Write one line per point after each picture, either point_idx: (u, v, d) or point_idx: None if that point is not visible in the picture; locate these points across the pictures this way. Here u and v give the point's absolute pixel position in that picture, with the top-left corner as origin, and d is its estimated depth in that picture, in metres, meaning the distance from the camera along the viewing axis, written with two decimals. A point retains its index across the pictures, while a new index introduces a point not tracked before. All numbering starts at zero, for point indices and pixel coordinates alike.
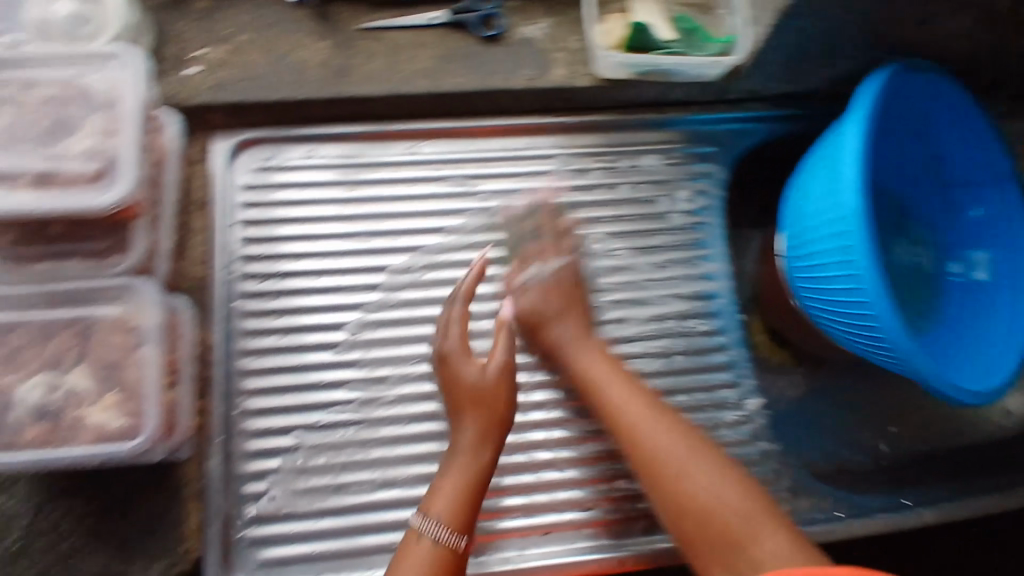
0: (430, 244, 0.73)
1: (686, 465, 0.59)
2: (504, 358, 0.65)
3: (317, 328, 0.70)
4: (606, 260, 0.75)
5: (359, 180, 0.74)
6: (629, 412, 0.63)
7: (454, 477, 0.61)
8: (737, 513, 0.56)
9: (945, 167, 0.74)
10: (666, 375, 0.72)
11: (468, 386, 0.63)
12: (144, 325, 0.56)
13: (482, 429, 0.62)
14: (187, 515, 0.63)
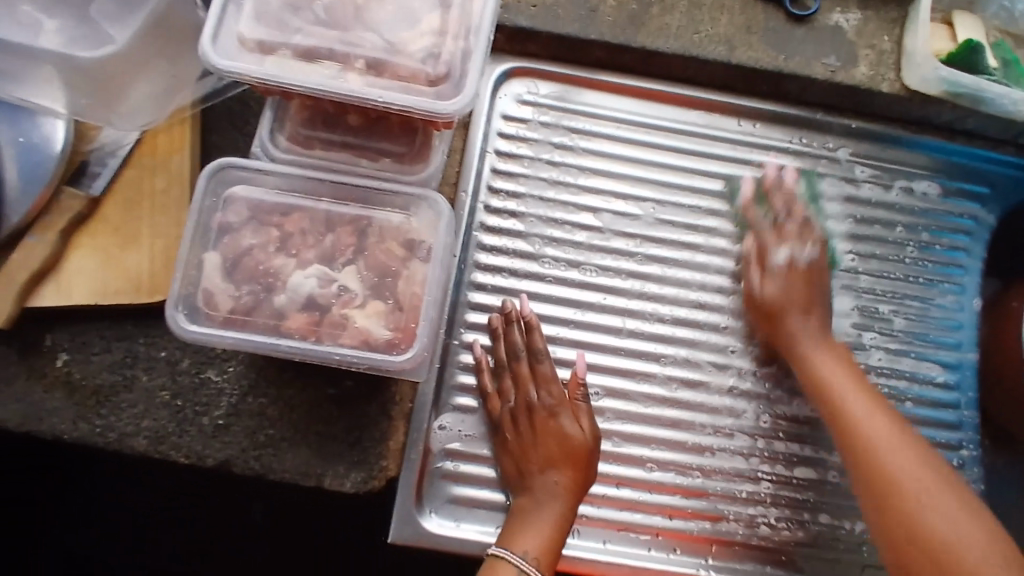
0: (677, 220, 0.69)
1: (844, 388, 0.61)
2: (591, 435, 0.61)
3: (549, 278, 0.67)
4: (855, 280, 0.70)
5: (619, 136, 0.70)
6: (838, 367, 0.63)
7: (542, 520, 0.58)
8: (888, 438, 0.59)
9: None
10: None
11: (555, 441, 0.60)
12: (426, 241, 0.54)
13: (569, 484, 0.59)
14: (393, 433, 0.62)
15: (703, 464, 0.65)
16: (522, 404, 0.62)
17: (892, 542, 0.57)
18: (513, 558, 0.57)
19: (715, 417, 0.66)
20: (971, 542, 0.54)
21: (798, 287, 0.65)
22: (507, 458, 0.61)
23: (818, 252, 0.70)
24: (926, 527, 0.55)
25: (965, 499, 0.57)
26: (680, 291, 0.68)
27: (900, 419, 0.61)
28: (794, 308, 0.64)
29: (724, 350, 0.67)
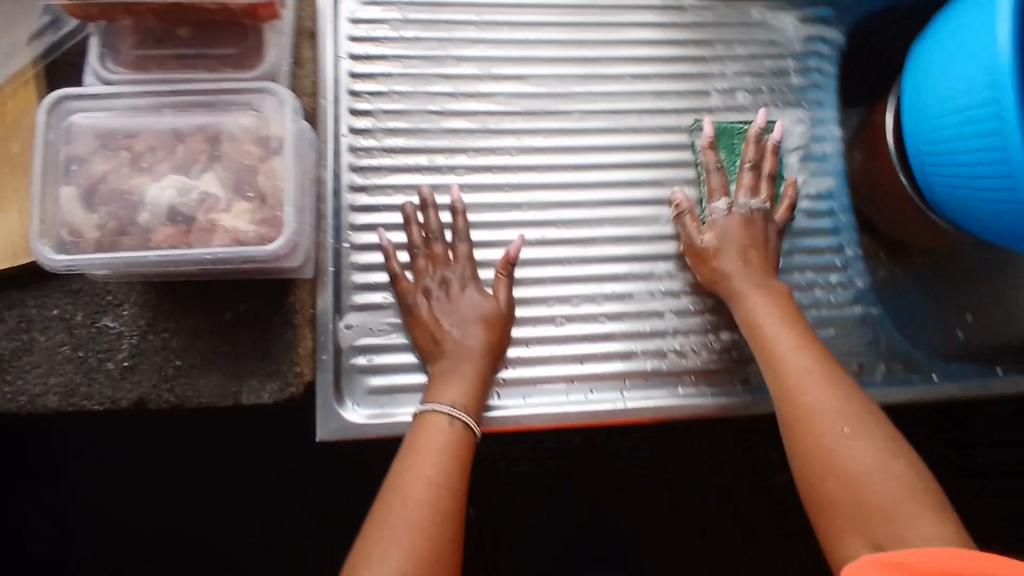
0: (541, 91, 0.72)
1: (801, 370, 0.57)
2: (505, 302, 0.64)
3: (427, 168, 0.68)
4: (718, 117, 0.74)
5: (472, 22, 0.72)
6: (792, 345, 0.59)
7: (464, 379, 0.60)
8: (845, 420, 0.54)
9: None
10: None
11: (472, 308, 0.63)
12: (276, 135, 0.54)
13: (486, 345, 0.62)
14: (301, 339, 0.62)
15: (607, 310, 0.68)
16: (437, 279, 0.64)
17: (808, 469, 0.53)
18: (450, 411, 0.58)
19: (608, 266, 0.69)
20: (901, 493, 0.49)
21: (735, 237, 0.67)
22: (426, 330, 0.63)
23: (679, 97, 0.74)
24: (849, 473, 0.51)
25: (894, 442, 0.52)
26: (557, 159, 0.71)
27: (831, 359, 0.58)
28: (726, 252, 0.66)
29: (607, 203, 0.71)
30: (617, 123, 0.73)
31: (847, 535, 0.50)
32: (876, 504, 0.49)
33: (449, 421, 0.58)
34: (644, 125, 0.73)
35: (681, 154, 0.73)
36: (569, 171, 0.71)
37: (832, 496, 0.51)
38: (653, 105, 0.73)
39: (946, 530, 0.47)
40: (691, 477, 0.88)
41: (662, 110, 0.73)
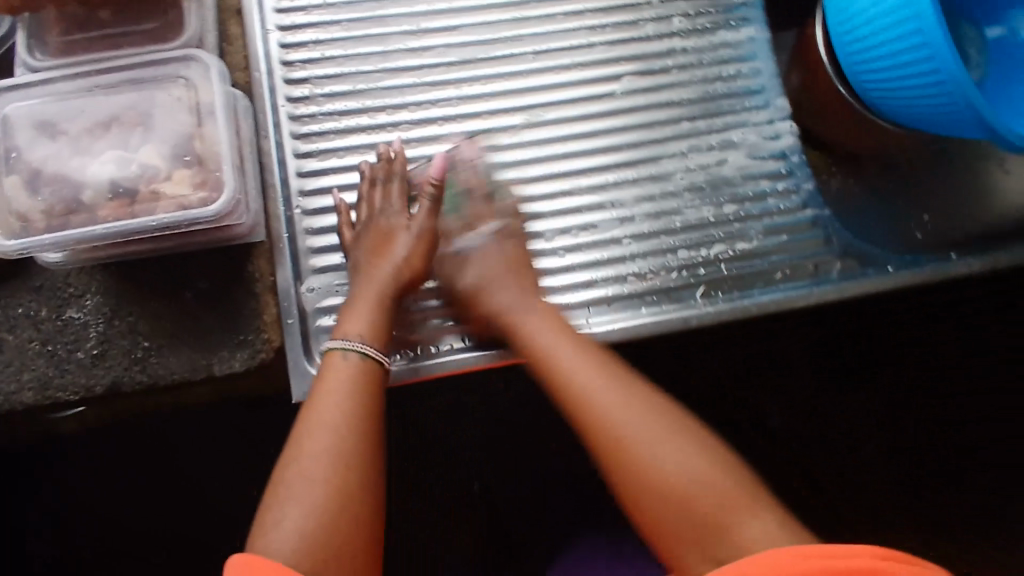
0: (472, 40, 0.73)
1: (582, 372, 0.55)
2: (418, 232, 0.62)
3: (370, 128, 0.69)
4: (650, 45, 0.76)
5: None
6: (547, 348, 0.57)
7: (365, 304, 0.59)
8: (642, 425, 0.51)
9: None
10: (717, 152, 0.74)
11: (385, 242, 0.62)
12: (207, 100, 0.55)
13: (394, 274, 0.61)
14: (264, 305, 0.63)
15: (564, 245, 0.70)
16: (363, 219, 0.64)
17: (620, 482, 0.50)
18: (339, 338, 0.57)
19: (560, 202, 0.71)
20: (722, 494, 0.47)
21: (492, 265, 0.63)
22: (351, 263, 0.63)
23: (608, 31, 0.75)
24: (660, 479, 0.48)
25: (699, 441, 0.51)
26: (496, 104, 0.72)
27: (624, 368, 0.56)
28: (496, 283, 0.62)
29: (550, 141, 0.72)
30: (551, 63, 0.74)
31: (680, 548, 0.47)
32: (694, 513, 0.47)
33: (337, 344, 0.57)
34: (579, 61, 0.74)
35: (618, 85, 0.74)
36: (510, 115, 0.72)
37: (644, 505, 0.49)
38: (584, 42, 0.75)
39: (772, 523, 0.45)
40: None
41: (593, 46, 0.75)
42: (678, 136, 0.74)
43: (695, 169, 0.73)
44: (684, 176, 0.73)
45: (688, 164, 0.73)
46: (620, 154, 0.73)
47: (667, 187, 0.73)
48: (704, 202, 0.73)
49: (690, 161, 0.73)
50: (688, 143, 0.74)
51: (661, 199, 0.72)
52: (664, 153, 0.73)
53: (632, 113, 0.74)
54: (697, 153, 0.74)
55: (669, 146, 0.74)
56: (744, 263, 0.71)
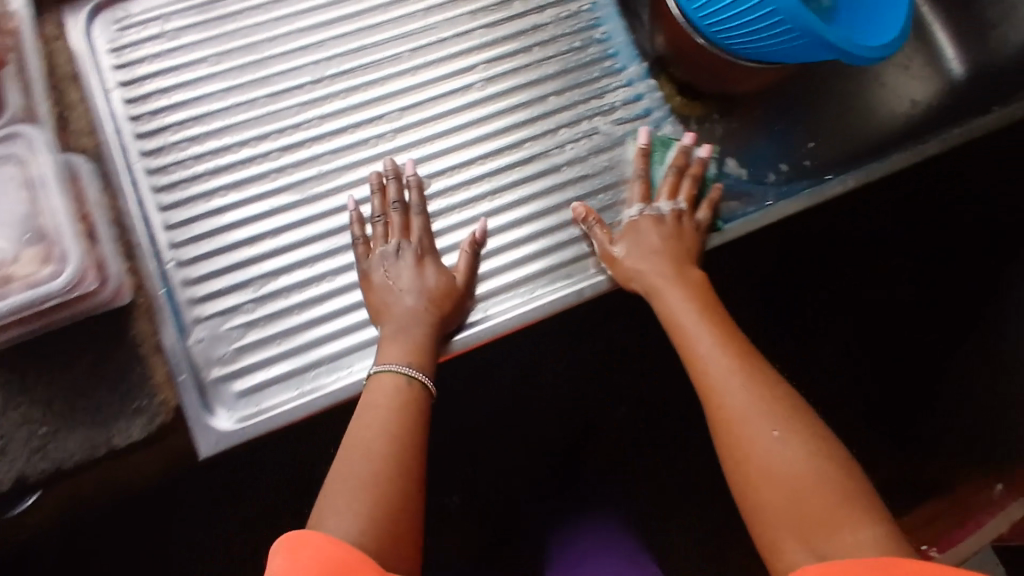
0: (319, 58, 0.73)
1: (712, 356, 0.59)
2: (461, 284, 0.66)
3: (233, 167, 0.69)
4: (498, 31, 0.77)
5: (241, 15, 0.73)
6: (687, 332, 0.62)
7: (415, 338, 0.61)
8: (742, 403, 0.55)
9: None
10: (588, 121, 0.75)
11: (423, 277, 0.64)
12: (38, 173, 0.55)
13: (434, 307, 0.63)
14: (154, 367, 0.61)
15: (452, 242, 0.70)
16: (393, 249, 0.65)
17: (726, 455, 0.55)
18: (401, 367, 0.59)
19: (437, 203, 0.71)
20: (807, 476, 0.51)
21: (653, 238, 0.67)
22: (379, 298, 0.64)
23: (454, 26, 0.76)
24: (755, 461, 0.53)
25: (807, 424, 0.54)
26: (354, 119, 0.72)
27: (745, 346, 0.60)
28: (646, 259, 0.66)
29: (416, 144, 0.72)
30: (402, 67, 0.74)
31: (760, 519, 0.51)
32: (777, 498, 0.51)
33: (392, 379, 0.59)
34: (432, 60, 0.75)
35: (475, 76, 0.75)
36: (374, 125, 0.72)
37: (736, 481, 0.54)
38: (433, 41, 0.75)
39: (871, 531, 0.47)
40: (646, 351, 0.91)
41: (443, 43, 0.76)
42: (546, 114, 0.75)
43: (571, 141, 0.74)
44: (561, 150, 0.74)
45: (561, 138, 0.74)
46: (494, 141, 0.73)
47: (542, 166, 0.73)
48: (580, 174, 0.74)
49: (565, 135, 0.74)
50: (561, 117, 0.75)
51: (544, 177, 0.73)
52: (534, 134, 0.74)
53: (493, 101, 0.75)
54: (568, 127, 0.75)
55: (537, 126, 0.74)
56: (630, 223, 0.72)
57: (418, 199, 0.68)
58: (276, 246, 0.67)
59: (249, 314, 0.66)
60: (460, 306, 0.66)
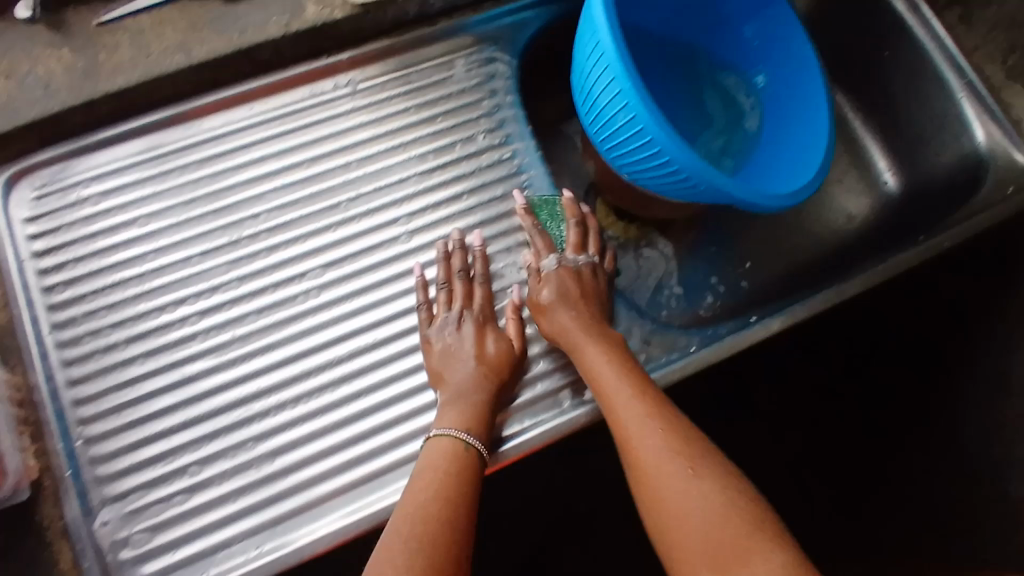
0: (239, 217, 0.72)
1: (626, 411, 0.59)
2: (518, 350, 0.69)
3: (149, 335, 0.68)
4: (420, 183, 0.75)
5: (170, 173, 0.72)
6: (603, 388, 0.62)
7: (471, 405, 0.63)
8: (655, 457, 0.56)
9: (716, 9, 0.81)
10: (509, 274, 0.74)
11: (482, 345, 0.67)
12: None
13: (489, 376, 0.65)
14: (58, 553, 0.63)
15: (370, 405, 0.68)
16: (455, 317, 0.69)
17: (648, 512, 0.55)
18: (459, 434, 0.61)
19: (356, 362, 0.70)
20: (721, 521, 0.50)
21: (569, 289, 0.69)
22: (437, 365, 0.66)
23: (377, 178, 0.75)
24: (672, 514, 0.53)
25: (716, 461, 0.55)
26: (271, 278, 0.71)
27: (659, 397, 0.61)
28: (563, 315, 0.67)
29: (335, 301, 0.71)
30: (321, 223, 0.73)
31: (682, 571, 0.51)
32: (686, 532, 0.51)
33: (446, 439, 0.61)
34: (352, 216, 0.74)
35: (397, 229, 0.74)
36: (293, 283, 0.71)
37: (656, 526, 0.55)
38: (356, 194, 0.74)
39: (776, 558, 0.47)
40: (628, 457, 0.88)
41: (366, 196, 0.74)
42: None
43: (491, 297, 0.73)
44: None
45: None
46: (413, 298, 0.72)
47: None
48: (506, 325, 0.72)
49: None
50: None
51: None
52: None
53: (414, 253, 0.74)
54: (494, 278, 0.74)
55: None
56: (548, 383, 0.70)
57: (484, 267, 0.72)
58: (189, 417, 0.67)
59: (171, 485, 0.65)
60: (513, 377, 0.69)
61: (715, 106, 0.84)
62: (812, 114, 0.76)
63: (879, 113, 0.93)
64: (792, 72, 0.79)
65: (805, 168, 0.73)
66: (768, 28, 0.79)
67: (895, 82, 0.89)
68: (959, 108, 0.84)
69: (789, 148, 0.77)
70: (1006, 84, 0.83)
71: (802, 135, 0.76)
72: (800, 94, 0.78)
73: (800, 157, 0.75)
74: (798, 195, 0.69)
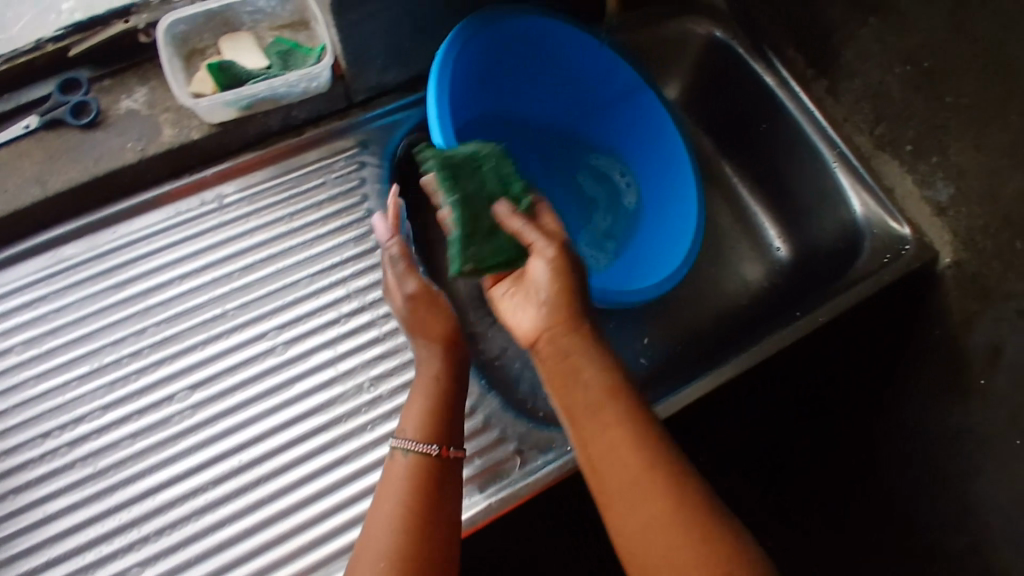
0: (107, 342, 0.72)
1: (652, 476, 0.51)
2: (427, 299, 0.68)
3: (15, 470, 0.67)
4: (292, 293, 0.75)
5: (37, 302, 0.72)
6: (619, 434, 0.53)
7: (417, 400, 0.64)
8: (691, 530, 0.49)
9: (590, 96, 0.85)
10: (374, 387, 0.72)
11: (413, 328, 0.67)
12: None
13: (429, 360, 0.66)
14: None
15: (243, 529, 0.65)
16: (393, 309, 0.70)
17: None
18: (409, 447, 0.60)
19: (229, 484, 0.67)
20: None
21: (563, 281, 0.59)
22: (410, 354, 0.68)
23: (248, 291, 0.75)
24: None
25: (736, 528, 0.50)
26: (139, 402, 0.70)
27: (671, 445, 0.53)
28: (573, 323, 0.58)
29: (203, 421, 0.69)
30: (189, 341, 0.72)
31: None
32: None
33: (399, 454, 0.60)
34: (221, 331, 0.73)
35: (267, 340, 0.73)
36: (165, 405, 0.70)
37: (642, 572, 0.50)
38: (227, 308, 0.74)
39: None
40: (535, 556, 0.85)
41: (237, 309, 0.74)
42: (344, 375, 0.72)
43: (367, 405, 0.71)
44: (361, 412, 0.71)
45: (355, 403, 0.71)
46: (286, 412, 0.70)
47: (336, 433, 0.69)
48: (380, 436, 0.69)
49: (362, 399, 0.71)
50: (359, 379, 0.72)
51: (340, 444, 0.69)
52: (331, 401, 0.71)
53: (287, 364, 0.72)
54: (369, 386, 0.72)
55: (333, 389, 0.71)
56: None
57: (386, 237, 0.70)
58: (55, 554, 0.64)
59: None
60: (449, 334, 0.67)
61: (593, 187, 0.87)
62: (679, 198, 0.81)
63: (767, 180, 0.94)
64: (664, 156, 0.83)
65: (675, 254, 0.77)
66: (640, 114, 0.84)
67: (776, 153, 0.91)
68: (833, 177, 0.85)
69: (661, 230, 0.82)
70: (876, 152, 0.83)
71: (671, 218, 0.81)
72: (669, 178, 0.83)
73: (669, 242, 0.80)
74: (660, 286, 0.74)
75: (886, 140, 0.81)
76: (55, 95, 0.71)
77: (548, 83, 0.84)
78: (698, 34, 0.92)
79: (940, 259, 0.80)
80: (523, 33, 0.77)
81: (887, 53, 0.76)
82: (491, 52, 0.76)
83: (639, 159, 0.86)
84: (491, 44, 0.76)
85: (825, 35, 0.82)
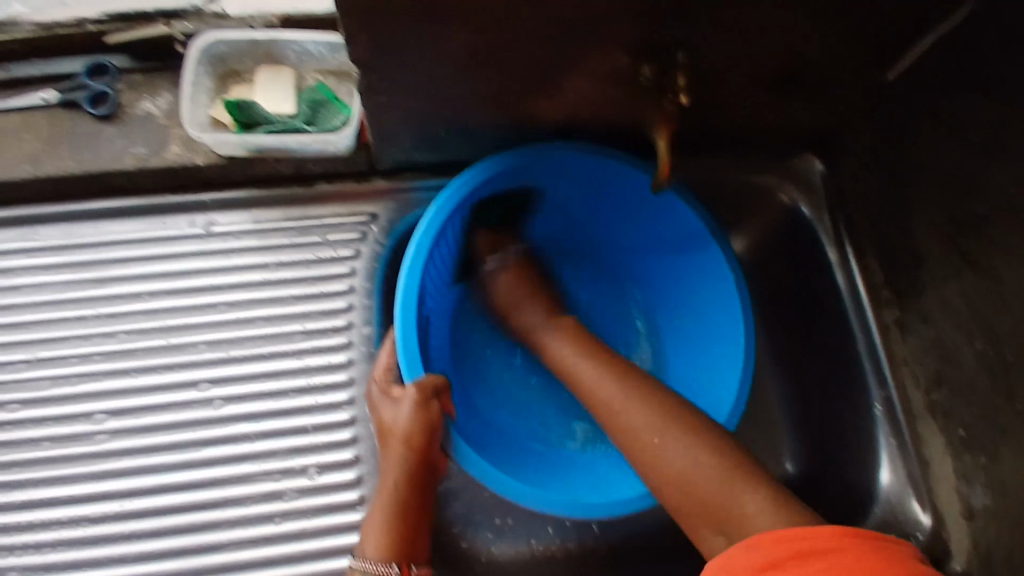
0: (55, 335, 0.70)
1: (642, 429, 0.60)
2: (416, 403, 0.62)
3: None
4: (241, 348, 0.70)
5: (5, 272, 0.71)
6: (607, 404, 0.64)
7: (380, 514, 0.62)
8: (679, 471, 0.57)
9: (649, 223, 0.77)
10: (283, 479, 0.67)
11: (389, 426, 0.63)
12: None
13: (400, 470, 0.63)
14: None
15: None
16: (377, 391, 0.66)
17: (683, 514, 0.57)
18: (376, 565, 0.60)
19: (114, 525, 0.66)
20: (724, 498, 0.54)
21: (520, 291, 0.74)
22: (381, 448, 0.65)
23: (202, 330, 0.71)
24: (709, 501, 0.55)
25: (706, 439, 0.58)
26: (59, 408, 0.68)
27: (647, 386, 0.63)
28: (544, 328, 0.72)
29: (111, 452, 0.67)
30: (127, 362, 0.70)
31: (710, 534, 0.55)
32: (786, 545, 0.48)
33: (364, 571, 0.60)
34: (155, 364, 0.70)
35: (200, 387, 0.69)
36: (80, 421, 0.68)
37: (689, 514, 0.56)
38: (174, 338, 0.70)
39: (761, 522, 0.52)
40: None
41: (182, 344, 0.70)
42: (260, 455, 0.67)
43: (296, 491, 0.67)
44: (261, 500, 0.66)
45: (286, 484, 0.67)
46: (193, 474, 0.67)
47: (231, 515, 0.66)
48: (270, 536, 0.65)
49: (290, 483, 0.67)
50: (304, 461, 0.68)
51: (230, 524, 0.66)
52: (241, 476, 0.67)
53: (209, 422, 0.68)
54: (279, 475, 0.67)
55: (246, 466, 0.67)
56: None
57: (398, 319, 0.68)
58: None
59: None
60: (430, 443, 0.63)
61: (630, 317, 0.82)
62: (710, 384, 0.73)
63: (806, 388, 0.79)
64: (713, 328, 0.74)
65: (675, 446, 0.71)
66: (705, 270, 0.74)
67: (825, 360, 0.77)
68: (870, 418, 0.73)
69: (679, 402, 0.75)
70: (925, 416, 0.71)
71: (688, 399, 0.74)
72: (717, 351, 0.73)
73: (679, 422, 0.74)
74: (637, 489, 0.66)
75: (941, 410, 0.69)
76: (81, 77, 0.70)
77: (604, 197, 0.76)
78: (779, 198, 0.81)
79: (950, 564, 0.68)
80: (568, 154, 0.69)
81: (969, 319, 0.65)
82: (532, 163, 0.69)
83: (686, 314, 0.78)
84: (530, 160, 0.68)
85: (913, 267, 0.71)
